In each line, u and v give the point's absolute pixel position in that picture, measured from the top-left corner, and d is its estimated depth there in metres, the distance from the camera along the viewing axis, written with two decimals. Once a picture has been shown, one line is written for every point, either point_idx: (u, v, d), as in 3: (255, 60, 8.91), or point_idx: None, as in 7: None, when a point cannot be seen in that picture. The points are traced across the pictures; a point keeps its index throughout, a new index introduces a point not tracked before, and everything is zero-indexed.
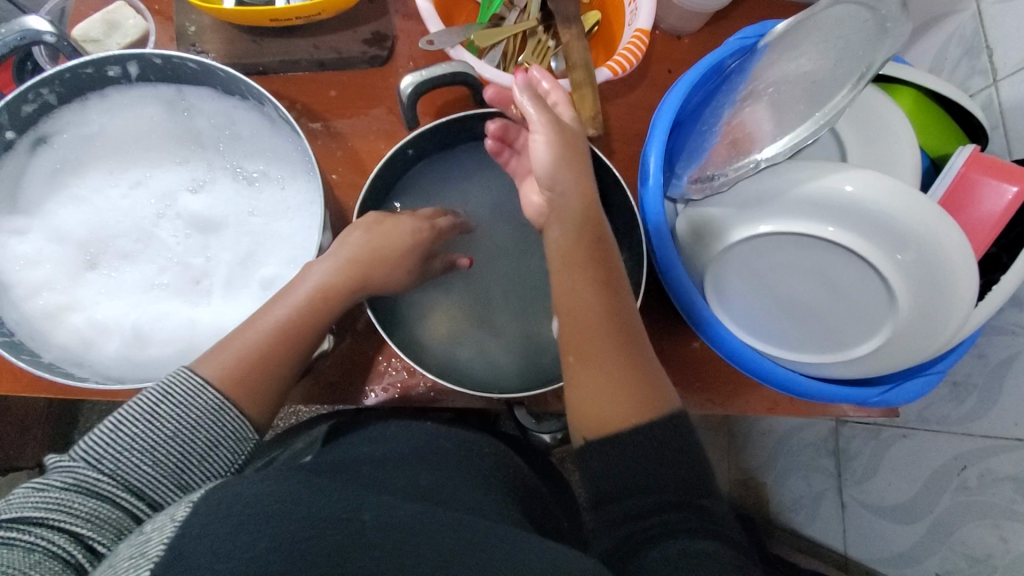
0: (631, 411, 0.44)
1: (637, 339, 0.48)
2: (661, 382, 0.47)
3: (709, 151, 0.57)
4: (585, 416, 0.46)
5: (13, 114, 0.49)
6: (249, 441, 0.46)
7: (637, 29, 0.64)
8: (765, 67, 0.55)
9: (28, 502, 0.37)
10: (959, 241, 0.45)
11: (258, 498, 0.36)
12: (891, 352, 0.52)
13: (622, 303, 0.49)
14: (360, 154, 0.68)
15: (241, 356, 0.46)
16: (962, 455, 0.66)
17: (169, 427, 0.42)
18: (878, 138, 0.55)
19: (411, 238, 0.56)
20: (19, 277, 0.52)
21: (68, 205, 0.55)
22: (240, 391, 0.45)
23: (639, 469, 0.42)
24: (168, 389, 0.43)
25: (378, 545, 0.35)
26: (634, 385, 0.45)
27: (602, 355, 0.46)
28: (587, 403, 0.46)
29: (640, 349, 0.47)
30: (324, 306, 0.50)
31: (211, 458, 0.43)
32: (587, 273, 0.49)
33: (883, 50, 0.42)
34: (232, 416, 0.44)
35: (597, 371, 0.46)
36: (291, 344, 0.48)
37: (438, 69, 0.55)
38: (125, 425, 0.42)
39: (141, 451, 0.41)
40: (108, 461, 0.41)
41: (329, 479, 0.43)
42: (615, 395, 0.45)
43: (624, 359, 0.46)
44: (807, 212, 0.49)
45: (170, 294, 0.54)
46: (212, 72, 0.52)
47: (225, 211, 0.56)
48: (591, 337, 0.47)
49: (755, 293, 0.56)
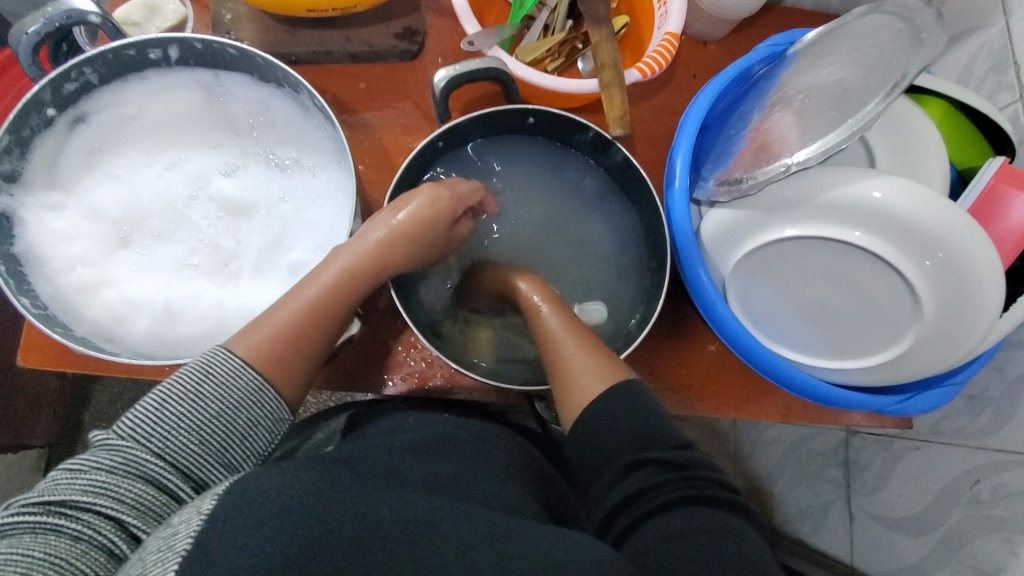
0: (597, 381, 0.49)
1: (595, 339, 0.53)
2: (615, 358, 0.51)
3: (736, 155, 0.57)
4: (565, 408, 0.50)
5: (56, 90, 0.50)
6: (283, 422, 0.47)
7: (667, 33, 0.64)
8: (795, 74, 0.54)
9: (76, 484, 0.38)
10: (986, 250, 0.45)
11: (279, 491, 0.36)
12: (911, 362, 0.52)
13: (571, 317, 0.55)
14: (387, 147, 0.69)
15: (275, 335, 0.47)
16: (976, 469, 0.66)
17: (213, 406, 0.43)
18: (906, 148, 0.56)
19: (427, 217, 0.54)
20: (55, 251, 0.53)
21: (105, 183, 0.56)
22: (274, 370, 0.46)
23: (606, 440, 0.45)
24: (208, 369, 0.43)
25: (393, 539, 0.35)
26: (596, 360, 0.50)
27: (566, 352, 0.51)
28: (564, 398, 0.50)
29: (600, 346, 0.52)
30: (352, 288, 0.52)
31: (251, 438, 0.44)
32: (547, 303, 0.56)
33: (917, 60, 0.44)
34: (270, 397, 0.45)
35: (574, 366, 0.50)
36: (322, 324, 0.50)
37: (471, 64, 0.56)
38: (168, 404, 0.42)
39: (186, 430, 0.42)
40: (153, 441, 0.41)
41: (352, 472, 0.44)
42: (585, 377, 0.49)
43: (592, 352, 0.51)
44: (835, 217, 0.49)
45: (200, 275, 0.55)
46: (251, 58, 0.53)
47: (255, 196, 0.57)
48: (551, 347, 0.53)
49: (777, 296, 0.56)
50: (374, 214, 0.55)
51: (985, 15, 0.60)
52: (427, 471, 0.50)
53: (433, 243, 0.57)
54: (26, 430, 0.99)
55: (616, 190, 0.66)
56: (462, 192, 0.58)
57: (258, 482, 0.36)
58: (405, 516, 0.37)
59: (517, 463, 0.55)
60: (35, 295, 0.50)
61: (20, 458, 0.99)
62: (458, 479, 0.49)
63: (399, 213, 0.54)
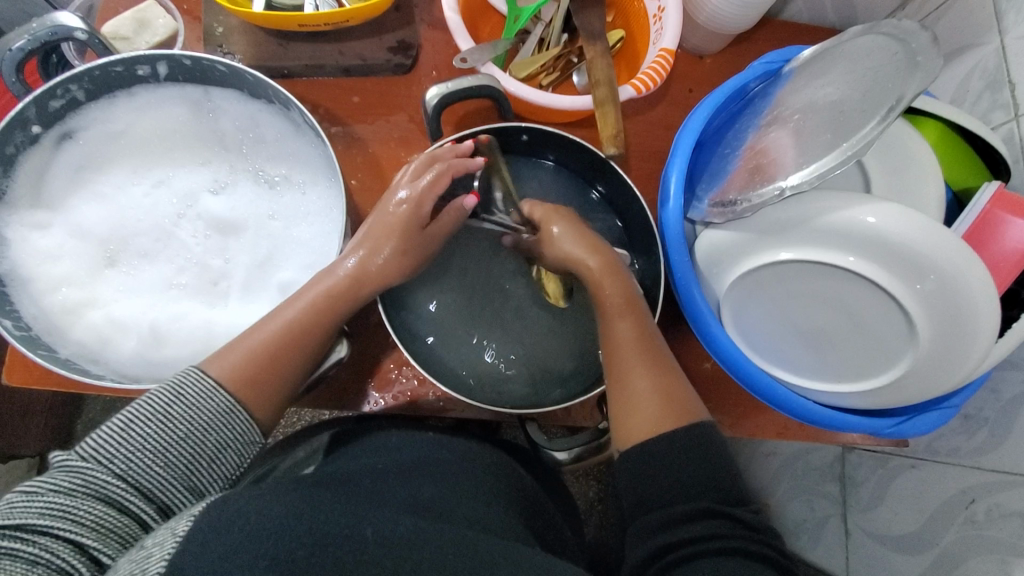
0: (663, 419, 0.47)
1: (668, 366, 0.51)
2: (689, 396, 0.49)
3: (731, 175, 0.57)
4: (623, 425, 0.49)
5: (40, 107, 0.49)
6: (254, 445, 0.46)
7: (662, 49, 0.64)
8: (789, 93, 0.55)
9: (33, 507, 0.36)
10: (981, 276, 0.45)
11: (259, 513, 0.35)
12: (907, 386, 0.51)
13: (649, 333, 0.53)
14: (380, 160, 0.68)
15: (253, 360, 0.47)
16: (970, 489, 0.65)
17: (182, 427, 0.42)
18: (902, 168, 0.55)
19: (411, 224, 0.55)
20: (40, 271, 0.52)
21: (91, 201, 0.55)
22: (248, 393, 0.46)
23: (664, 481, 0.44)
24: (179, 390, 0.43)
25: (374, 563, 0.35)
26: (669, 400, 0.48)
27: (637, 373, 0.50)
28: (625, 418, 0.49)
29: (674, 378, 0.50)
30: (330, 309, 0.51)
31: (218, 462, 0.44)
32: (628, 315, 0.53)
33: (914, 84, 0.42)
34: (241, 419, 0.45)
35: (638, 395, 0.49)
36: (300, 347, 0.49)
37: (463, 82, 0.55)
38: (135, 424, 0.41)
39: (152, 452, 0.41)
40: (116, 462, 0.40)
41: (339, 494, 0.43)
42: (652, 411, 0.48)
43: (664, 387, 0.49)
44: (830, 241, 0.49)
45: (187, 294, 0.54)
46: (240, 75, 0.52)
47: (245, 214, 0.56)
48: (622, 359, 0.51)
49: (773, 318, 0.56)
50: (360, 230, 0.56)
51: (981, 33, 0.60)
52: (410, 492, 0.49)
53: (422, 247, 0.56)
54: (18, 441, 0.98)
55: (609, 208, 0.66)
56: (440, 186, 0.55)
57: (236, 504, 0.36)
58: (385, 537, 0.36)
59: (502, 486, 0.56)
60: (18, 316, 0.49)
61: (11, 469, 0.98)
62: (441, 501, 0.48)
63: (400, 192, 0.56)
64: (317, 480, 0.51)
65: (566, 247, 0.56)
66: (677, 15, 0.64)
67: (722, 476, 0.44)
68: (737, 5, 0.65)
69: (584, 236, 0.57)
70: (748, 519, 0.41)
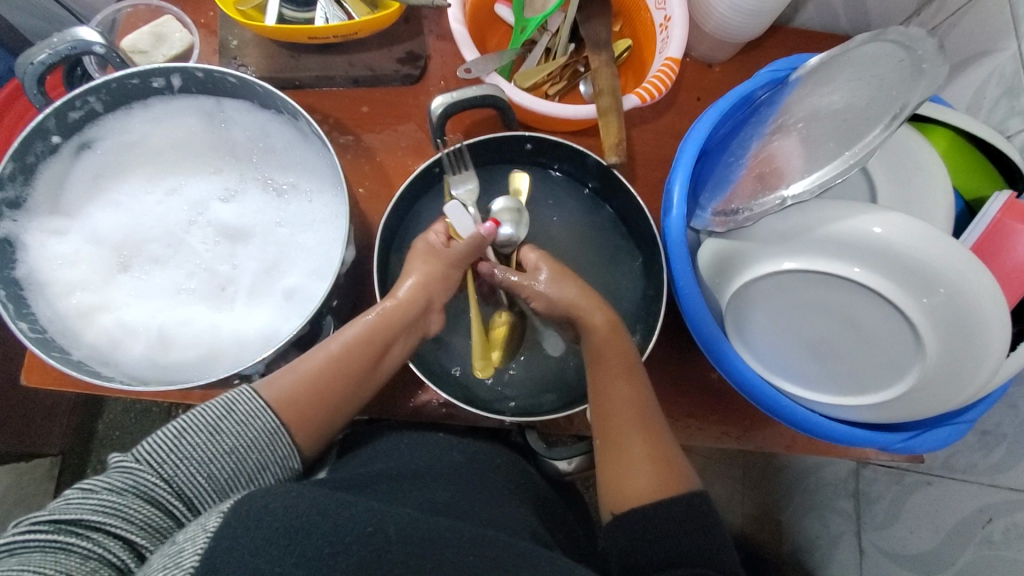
0: (651, 491, 0.47)
1: (659, 429, 0.51)
2: (682, 467, 0.49)
3: (735, 183, 0.56)
4: (612, 492, 0.48)
5: (60, 119, 0.51)
6: (291, 469, 0.49)
7: (668, 57, 0.64)
8: (796, 101, 0.55)
9: (87, 504, 0.40)
10: (989, 289, 0.44)
11: (284, 509, 0.36)
12: (916, 400, 0.51)
13: (643, 394, 0.52)
14: (387, 169, 0.70)
15: (301, 386, 0.50)
16: (988, 507, 0.64)
17: (228, 442, 0.45)
18: (910, 177, 0.54)
19: (448, 267, 0.57)
20: (55, 276, 0.54)
21: (106, 208, 0.57)
22: (292, 416, 0.49)
23: (659, 551, 0.43)
24: (231, 407, 0.46)
25: (397, 562, 0.35)
26: (660, 466, 0.48)
27: (629, 439, 0.50)
28: (614, 484, 0.48)
29: (665, 442, 0.50)
30: (386, 330, 0.54)
31: (257, 477, 0.47)
32: (622, 372, 0.53)
33: (918, 92, 0.41)
34: (284, 442, 0.48)
35: (631, 461, 0.48)
36: (357, 364, 0.52)
37: (468, 91, 0.56)
38: (187, 433, 0.44)
39: (198, 461, 0.44)
40: (164, 467, 0.43)
41: (349, 493, 0.44)
42: (645, 477, 0.47)
43: (657, 452, 0.49)
44: (833, 251, 0.48)
45: (196, 299, 0.56)
46: (250, 86, 0.54)
47: (253, 221, 0.57)
48: (613, 421, 0.51)
49: (778, 332, 0.55)
50: (409, 257, 0.58)
51: (997, 40, 0.59)
52: (426, 497, 0.49)
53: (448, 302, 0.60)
54: (39, 441, 1.01)
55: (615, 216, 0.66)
56: (457, 254, 0.58)
57: (262, 500, 0.37)
58: (409, 535, 0.37)
59: (512, 485, 0.57)
60: (33, 319, 0.51)
61: (33, 466, 1.01)
62: (452, 502, 0.50)
63: (405, 283, 0.55)
64: (334, 483, 0.51)
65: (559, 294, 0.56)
66: (683, 23, 0.64)
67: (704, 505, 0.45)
68: (744, 14, 0.65)
69: (577, 287, 0.57)
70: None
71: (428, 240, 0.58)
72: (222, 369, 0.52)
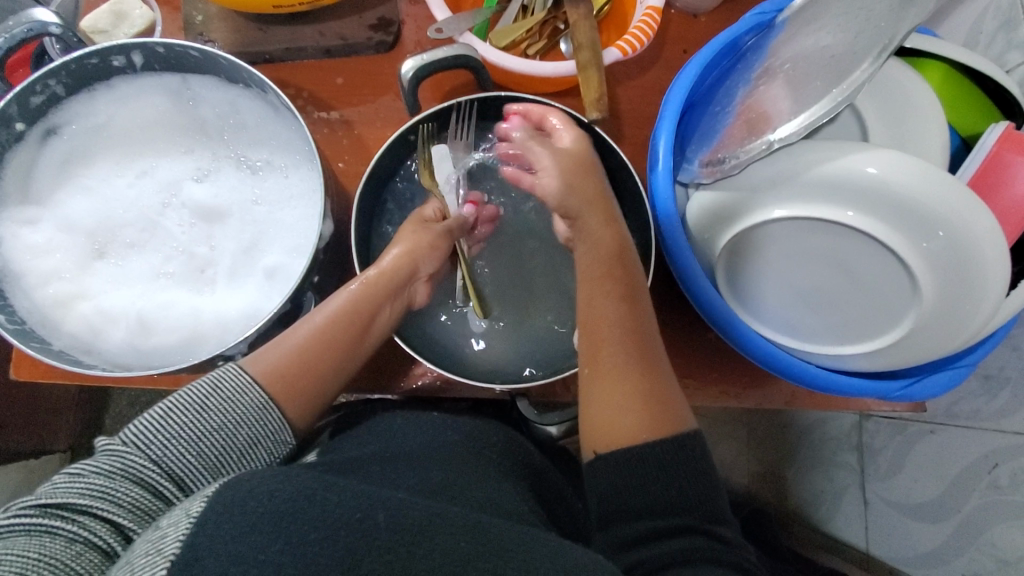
0: (642, 425, 0.44)
1: (654, 359, 0.48)
2: (674, 399, 0.46)
3: (722, 133, 0.54)
4: (596, 425, 0.45)
5: (22, 105, 0.50)
6: (285, 444, 0.48)
7: (649, 7, 0.62)
8: (782, 43, 0.52)
9: (74, 488, 0.40)
10: (988, 226, 0.42)
11: (271, 493, 0.35)
12: (914, 346, 0.49)
13: (640, 315, 0.50)
14: (366, 141, 0.68)
15: (291, 359, 0.49)
16: (993, 453, 0.63)
17: (216, 419, 0.45)
18: (905, 117, 0.52)
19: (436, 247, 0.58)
20: (30, 266, 0.53)
21: (77, 194, 0.56)
22: (282, 389, 0.48)
23: (650, 491, 0.42)
24: (216, 384, 0.46)
25: (387, 548, 0.34)
26: (646, 399, 0.45)
27: (617, 366, 0.47)
28: (600, 417, 0.45)
29: (658, 374, 0.47)
30: (373, 298, 0.54)
31: (249, 455, 0.46)
32: (620, 295, 0.50)
33: (906, 21, 0.39)
34: (274, 416, 0.47)
35: (616, 390, 0.46)
36: (344, 330, 0.52)
37: (439, 52, 0.54)
38: (174, 412, 0.44)
39: (187, 440, 0.44)
40: (151, 449, 0.43)
41: (340, 476, 0.43)
42: (626, 407, 0.45)
43: (645, 382, 0.46)
44: (826, 195, 0.46)
45: (176, 283, 0.54)
46: (213, 60, 0.52)
47: (228, 200, 0.56)
48: (606, 349, 0.48)
49: (773, 283, 0.53)
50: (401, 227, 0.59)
51: None
52: (422, 474, 0.50)
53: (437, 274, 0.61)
54: (45, 436, 1.01)
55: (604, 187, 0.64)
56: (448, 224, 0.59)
57: (247, 484, 0.36)
58: (400, 516, 0.36)
59: (508, 462, 0.56)
60: (12, 311, 0.50)
61: (44, 462, 1.02)
62: (450, 483, 0.49)
63: (393, 248, 0.56)
64: (326, 466, 0.50)
65: (580, 187, 0.54)
66: None
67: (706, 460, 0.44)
68: None
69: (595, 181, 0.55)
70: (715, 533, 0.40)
71: (421, 215, 0.60)
72: (206, 351, 0.51)
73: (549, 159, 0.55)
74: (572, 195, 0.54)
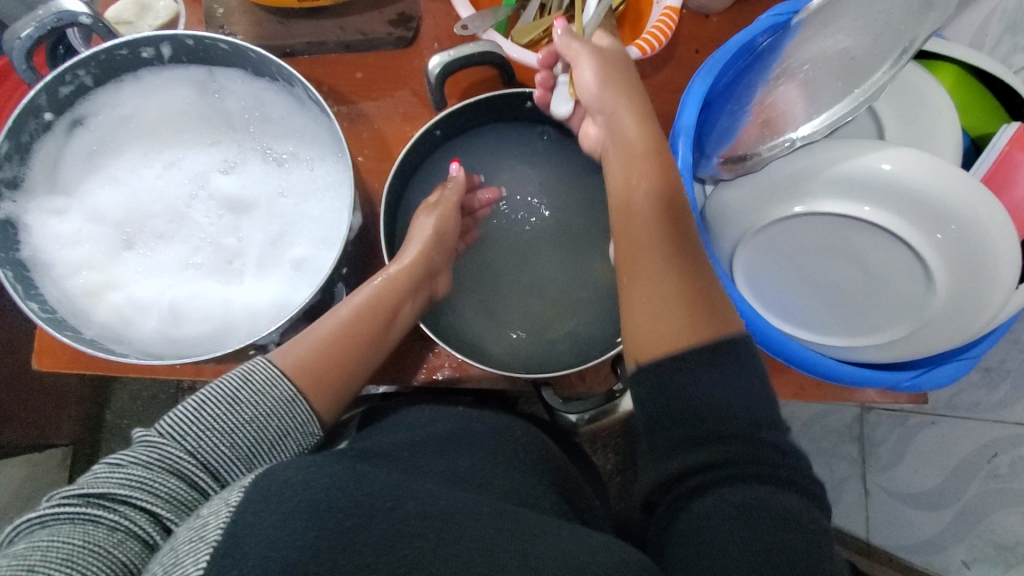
0: (681, 327, 0.42)
1: (696, 258, 0.45)
2: (724, 305, 0.44)
3: (739, 131, 0.56)
4: (637, 339, 0.44)
5: (52, 94, 0.50)
6: (313, 435, 0.48)
7: (667, 7, 0.63)
8: (799, 45, 0.51)
9: (113, 479, 0.40)
10: (1001, 221, 0.44)
11: (304, 484, 0.36)
12: (925, 336, 0.51)
13: (677, 217, 0.47)
14: (385, 136, 0.68)
15: (319, 351, 0.50)
16: (993, 442, 0.65)
17: (248, 411, 0.45)
18: (917, 116, 0.54)
19: (452, 212, 0.60)
20: (60, 256, 0.53)
21: (105, 184, 0.56)
22: (308, 383, 0.49)
23: (695, 387, 0.40)
24: (247, 377, 0.46)
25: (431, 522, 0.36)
26: (689, 299, 0.43)
27: (657, 261, 0.45)
28: (638, 320, 0.44)
29: (702, 274, 0.44)
30: (395, 292, 0.55)
31: (280, 446, 0.46)
32: (659, 224, 0.46)
33: (926, 26, 0.41)
34: (303, 408, 0.47)
35: (659, 294, 0.44)
36: (370, 321, 0.54)
37: (466, 49, 0.55)
38: (206, 404, 0.44)
39: (220, 432, 0.44)
40: (187, 439, 0.43)
41: (368, 467, 0.44)
42: (669, 313, 0.43)
43: (687, 286, 0.44)
44: (843, 192, 0.48)
45: (204, 274, 0.55)
46: (242, 52, 0.52)
47: (255, 192, 0.56)
48: (644, 248, 0.46)
49: (785, 274, 0.55)
50: (417, 214, 0.60)
51: None
52: (446, 464, 0.50)
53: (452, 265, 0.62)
54: (49, 430, 1.01)
55: None
56: (449, 200, 0.60)
57: (281, 475, 0.37)
58: (427, 509, 0.37)
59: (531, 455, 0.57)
60: (42, 300, 0.51)
61: (46, 457, 1.01)
62: (474, 472, 0.50)
63: (427, 221, 0.59)
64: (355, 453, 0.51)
65: (614, 72, 0.53)
66: None
67: (774, 414, 0.40)
68: None
69: (635, 99, 0.53)
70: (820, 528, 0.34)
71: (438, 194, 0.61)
72: (237, 340, 0.52)
73: (590, 59, 0.53)
74: (603, 98, 0.53)
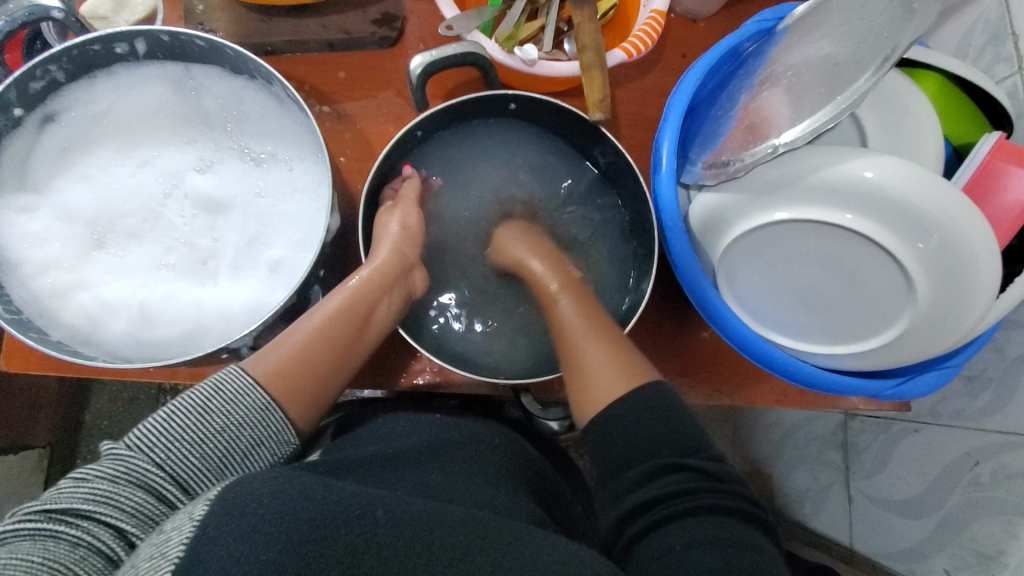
0: (616, 384, 0.47)
1: (614, 335, 0.52)
2: (641, 363, 0.50)
3: (724, 136, 0.54)
4: (581, 402, 0.49)
5: (20, 90, 0.49)
6: (290, 444, 0.47)
7: (653, 11, 0.63)
8: (783, 50, 0.51)
9: (78, 493, 0.39)
10: (981, 230, 0.44)
11: (271, 495, 0.35)
12: (906, 346, 0.51)
13: (597, 311, 0.54)
14: (368, 137, 0.68)
15: (293, 358, 0.49)
16: (975, 451, 0.65)
17: (218, 421, 0.43)
18: (900, 123, 0.54)
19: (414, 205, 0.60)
20: (28, 254, 0.52)
21: (76, 183, 0.54)
22: (281, 390, 0.47)
23: (641, 437, 0.44)
24: (218, 386, 0.45)
25: (400, 534, 0.35)
26: (617, 364, 0.49)
27: (588, 352, 0.50)
28: (582, 391, 0.49)
29: (621, 339, 0.52)
30: (372, 292, 0.54)
31: (252, 455, 0.45)
32: (574, 302, 0.55)
33: (907, 34, 0.41)
34: (278, 417, 0.46)
35: (592, 363, 0.49)
36: (344, 325, 0.52)
37: (447, 50, 0.54)
38: (175, 416, 0.43)
39: (189, 443, 0.42)
40: (156, 451, 0.42)
41: (337, 479, 0.42)
42: (601, 375, 0.48)
43: (613, 351, 0.50)
44: (826, 198, 0.48)
45: (177, 275, 0.54)
46: (220, 49, 0.51)
47: (232, 192, 0.55)
48: (571, 336, 0.52)
49: (768, 281, 0.55)
50: (382, 211, 0.60)
51: None
52: (418, 480, 0.49)
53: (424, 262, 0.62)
54: (24, 431, 0.99)
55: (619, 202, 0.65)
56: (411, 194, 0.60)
57: (248, 486, 0.35)
58: (400, 517, 0.36)
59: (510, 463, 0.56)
60: (8, 301, 0.49)
61: (23, 458, 0.99)
62: (449, 487, 0.48)
63: (393, 220, 0.58)
64: (329, 468, 0.49)
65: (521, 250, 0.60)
66: None
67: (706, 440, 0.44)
68: None
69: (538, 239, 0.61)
70: (751, 513, 0.40)
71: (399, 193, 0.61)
72: (209, 344, 0.51)
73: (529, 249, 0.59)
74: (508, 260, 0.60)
